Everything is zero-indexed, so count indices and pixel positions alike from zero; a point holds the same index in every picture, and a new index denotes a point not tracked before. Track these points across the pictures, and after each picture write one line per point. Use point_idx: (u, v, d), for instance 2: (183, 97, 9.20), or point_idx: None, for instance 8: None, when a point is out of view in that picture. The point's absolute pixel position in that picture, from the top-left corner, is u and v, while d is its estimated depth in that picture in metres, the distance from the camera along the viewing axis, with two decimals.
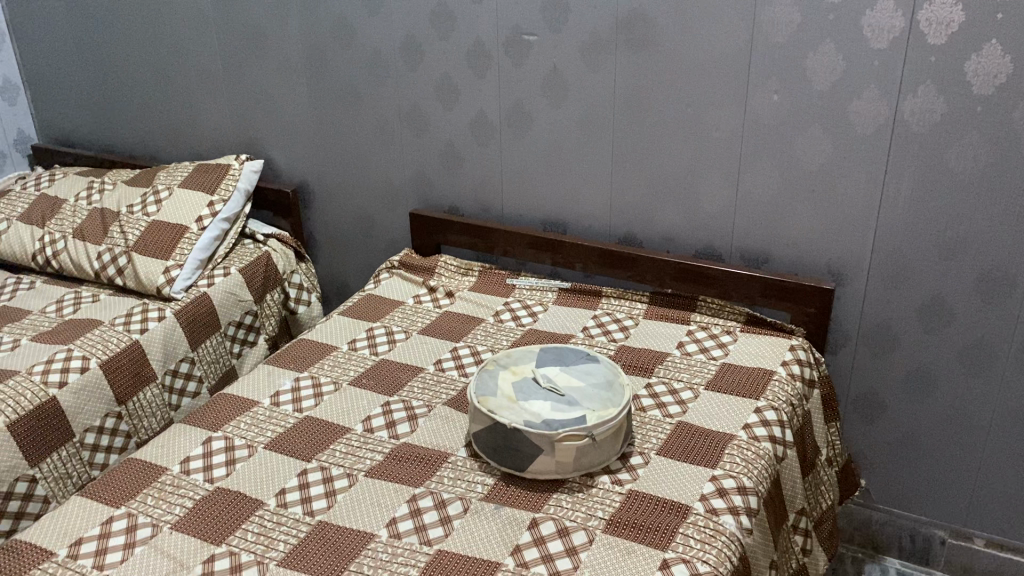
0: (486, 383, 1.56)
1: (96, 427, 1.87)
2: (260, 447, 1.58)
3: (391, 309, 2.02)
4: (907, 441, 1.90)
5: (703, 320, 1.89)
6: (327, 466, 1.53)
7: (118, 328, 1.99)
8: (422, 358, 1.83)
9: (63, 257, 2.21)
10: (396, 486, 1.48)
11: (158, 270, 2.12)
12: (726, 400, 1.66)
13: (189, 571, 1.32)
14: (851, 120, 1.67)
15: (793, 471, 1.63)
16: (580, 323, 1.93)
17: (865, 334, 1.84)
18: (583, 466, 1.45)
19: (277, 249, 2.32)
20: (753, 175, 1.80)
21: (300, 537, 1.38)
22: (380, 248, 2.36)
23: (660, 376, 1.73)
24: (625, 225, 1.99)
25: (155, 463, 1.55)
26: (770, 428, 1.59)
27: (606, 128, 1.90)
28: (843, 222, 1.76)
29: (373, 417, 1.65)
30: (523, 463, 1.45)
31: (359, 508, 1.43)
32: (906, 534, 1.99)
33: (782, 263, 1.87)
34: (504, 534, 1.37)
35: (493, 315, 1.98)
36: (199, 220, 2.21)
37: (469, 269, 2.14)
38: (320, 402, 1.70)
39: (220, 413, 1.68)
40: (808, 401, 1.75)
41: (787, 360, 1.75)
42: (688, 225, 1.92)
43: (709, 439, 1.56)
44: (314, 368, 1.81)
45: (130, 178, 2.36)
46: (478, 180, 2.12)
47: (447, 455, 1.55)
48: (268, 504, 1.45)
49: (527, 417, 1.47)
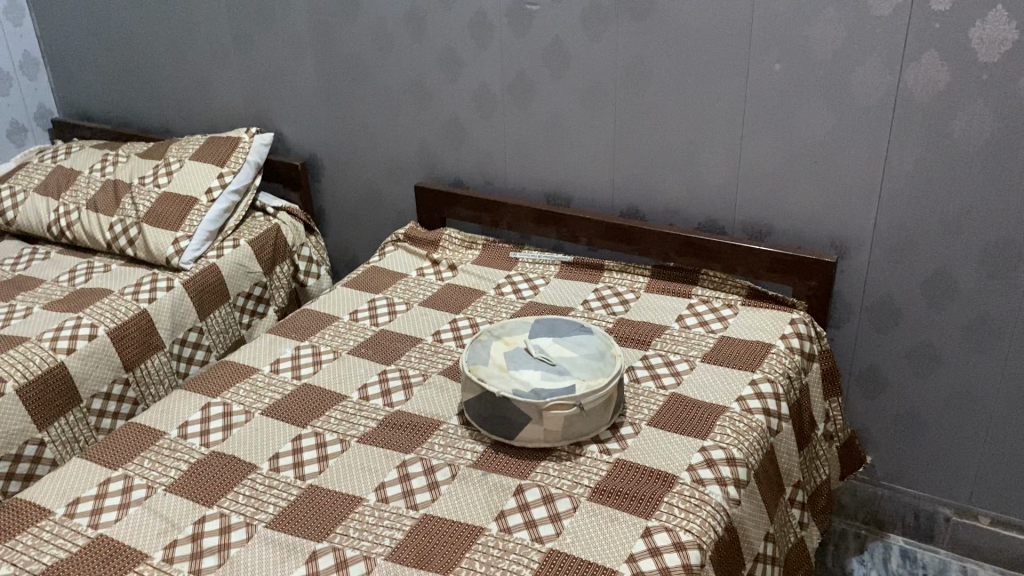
0: (479, 353, 1.57)
1: (104, 393, 1.91)
2: (257, 413, 1.61)
3: (394, 281, 2.04)
4: (910, 418, 1.88)
5: (704, 294, 1.88)
6: (321, 432, 1.55)
7: (127, 298, 2.03)
8: (421, 329, 1.85)
9: (76, 228, 2.26)
10: (387, 451, 1.49)
11: (168, 241, 2.15)
12: (722, 372, 1.65)
13: (181, 531, 1.35)
14: (852, 89, 1.64)
15: (789, 444, 1.62)
16: (581, 296, 1.92)
17: (868, 308, 1.82)
18: (571, 436, 1.46)
19: (286, 222, 2.35)
20: (755, 146, 1.78)
21: (290, 500, 1.40)
22: (387, 220, 2.37)
23: (657, 348, 1.73)
24: (628, 197, 1.98)
25: (154, 427, 1.58)
26: (764, 400, 1.58)
27: (608, 99, 1.89)
28: (845, 194, 1.74)
29: (369, 385, 1.67)
30: (512, 431, 1.46)
31: (350, 472, 1.45)
32: (910, 511, 1.97)
33: (784, 236, 1.85)
34: (491, 499, 1.38)
35: (495, 288, 1.98)
36: (209, 192, 2.24)
37: (473, 242, 2.14)
38: (318, 370, 1.72)
39: (220, 380, 1.71)
40: (806, 375, 1.73)
41: (786, 333, 1.74)
42: (690, 197, 1.90)
43: (702, 410, 1.55)
44: (314, 337, 1.83)
45: (144, 150, 2.40)
46: (482, 153, 2.12)
47: (439, 423, 1.56)
48: (262, 468, 1.47)
49: (517, 385, 1.48)
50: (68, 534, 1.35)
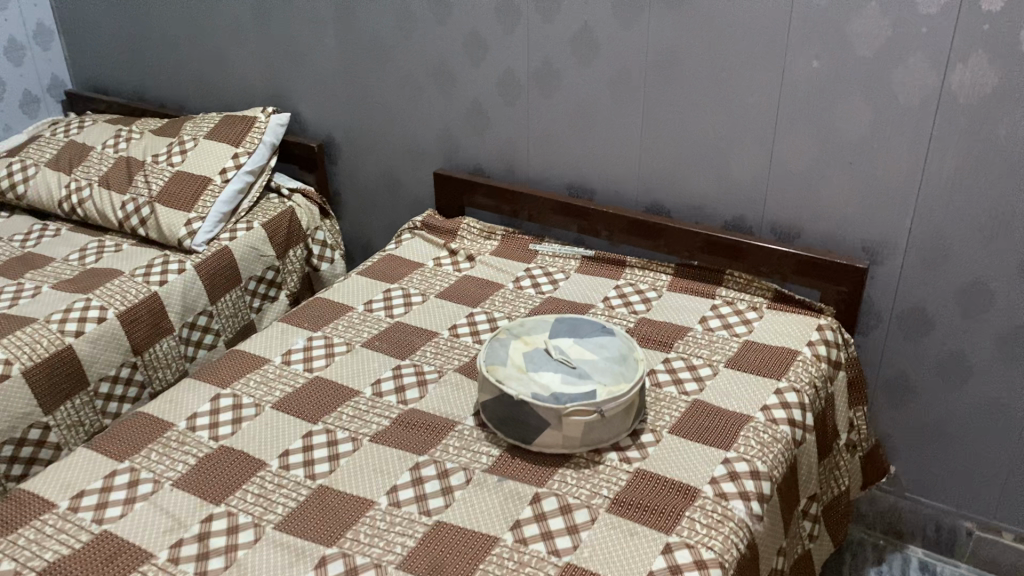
0: (497, 352, 1.52)
1: (111, 377, 1.88)
2: (268, 406, 1.57)
3: (410, 271, 1.99)
4: (937, 429, 1.82)
5: (729, 295, 1.82)
6: (333, 429, 1.51)
7: (137, 280, 1.98)
8: (437, 323, 1.80)
9: (88, 206, 2.21)
10: (400, 452, 1.45)
11: (180, 222, 2.11)
12: (746, 379, 1.60)
13: (187, 529, 1.31)
14: (894, 89, 1.57)
15: (812, 456, 1.57)
16: (602, 293, 1.87)
17: (899, 316, 1.76)
18: (590, 442, 1.42)
19: (301, 204, 2.30)
20: (788, 145, 1.72)
21: (299, 500, 1.36)
22: (404, 206, 2.32)
23: (680, 351, 1.68)
24: (654, 192, 1.92)
25: (162, 418, 1.54)
26: (790, 411, 1.53)
27: (637, 90, 1.82)
28: (881, 198, 1.67)
29: (382, 380, 1.63)
30: (530, 436, 1.42)
31: (361, 473, 1.41)
32: (932, 523, 1.92)
33: (815, 238, 1.79)
34: (506, 507, 1.34)
35: (513, 282, 1.93)
36: (223, 172, 2.19)
37: (492, 232, 2.09)
38: (331, 362, 1.68)
39: (230, 370, 1.66)
40: (833, 384, 1.68)
41: (813, 340, 1.68)
42: (718, 194, 1.85)
43: (726, 419, 1.50)
44: (327, 328, 1.78)
45: (158, 127, 2.34)
46: (504, 141, 2.06)
47: (454, 424, 1.51)
48: (271, 465, 1.43)
49: (536, 389, 1.43)
50: (72, 529, 1.32)
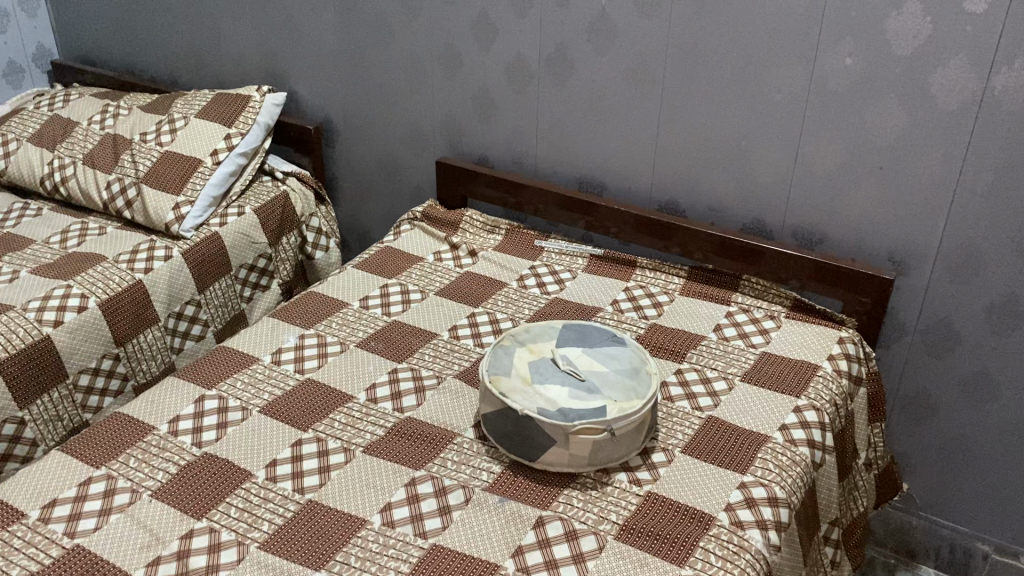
0: (501, 360, 1.43)
1: (91, 369, 1.78)
2: (255, 410, 1.47)
3: (408, 266, 1.89)
4: (957, 448, 1.74)
5: (745, 302, 1.73)
6: (324, 438, 1.42)
7: (121, 266, 1.88)
8: (436, 323, 1.70)
9: (71, 184, 2.10)
10: (396, 466, 1.36)
11: (168, 205, 2.01)
12: (763, 395, 1.51)
13: (165, 546, 1.22)
14: (932, 92, 1.48)
15: (831, 478, 1.49)
16: (610, 296, 1.78)
17: (923, 330, 1.67)
18: (598, 462, 1.33)
19: (296, 189, 2.20)
20: (814, 147, 1.62)
21: (286, 517, 1.27)
22: (404, 194, 2.22)
23: (693, 362, 1.59)
24: (668, 190, 1.83)
25: (142, 420, 1.45)
26: (809, 431, 1.45)
27: (656, 82, 1.72)
28: (911, 206, 1.58)
29: (378, 385, 1.53)
30: (534, 453, 1.33)
31: (353, 488, 1.32)
32: (946, 544, 1.84)
33: (837, 245, 1.70)
34: (507, 531, 1.25)
35: (517, 280, 1.84)
36: (214, 154, 2.08)
37: (495, 226, 1.99)
38: (324, 364, 1.58)
39: (216, 369, 1.57)
40: (852, 401, 1.60)
41: (833, 354, 1.60)
42: (737, 195, 1.75)
43: (742, 440, 1.42)
44: (320, 325, 1.69)
45: (147, 104, 2.23)
46: (511, 131, 1.96)
47: (454, 435, 1.42)
48: (257, 477, 1.34)
49: (541, 403, 1.34)
50: (42, 542, 1.22)
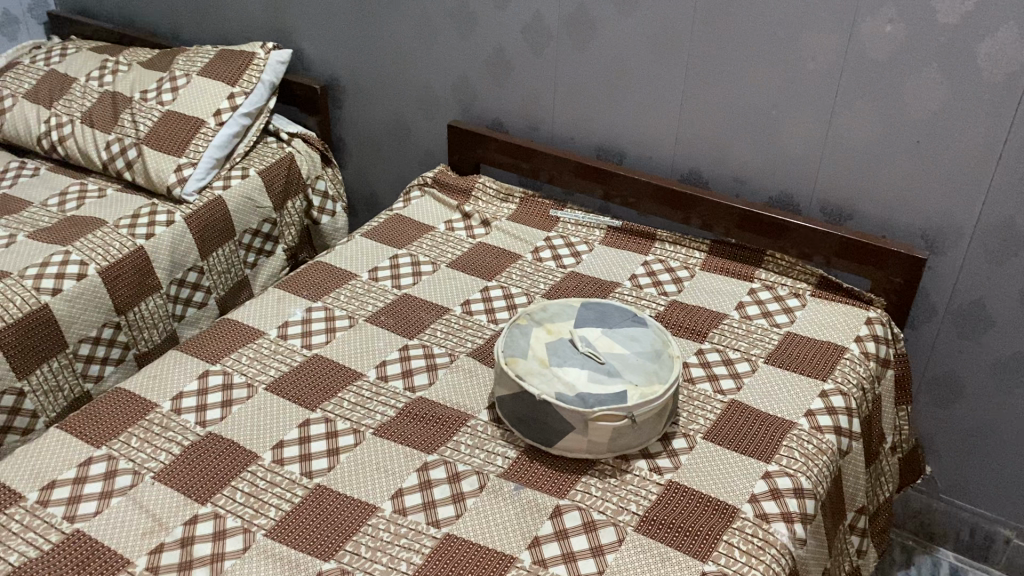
0: (517, 341, 1.37)
1: (91, 338, 1.73)
2: (261, 388, 1.42)
3: (419, 235, 1.82)
4: (983, 431, 1.69)
5: (769, 279, 1.67)
6: (332, 418, 1.37)
7: (121, 232, 1.82)
8: (448, 297, 1.64)
9: (69, 144, 2.03)
10: (407, 450, 1.31)
11: (169, 168, 1.93)
12: (788, 378, 1.46)
13: (168, 533, 1.18)
14: (978, 63, 1.39)
15: (857, 465, 1.44)
16: (628, 271, 1.72)
17: (954, 311, 1.61)
18: (617, 448, 1.28)
19: (301, 151, 2.12)
20: (848, 119, 1.55)
21: (293, 503, 1.23)
22: (414, 158, 2.14)
23: (715, 343, 1.53)
24: (691, 160, 1.75)
25: (144, 397, 1.40)
26: (836, 417, 1.39)
27: (682, 46, 1.64)
28: (949, 182, 1.51)
29: (388, 362, 1.48)
30: (551, 439, 1.28)
31: (363, 472, 1.27)
32: (966, 528, 1.80)
33: (868, 221, 1.63)
34: (523, 521, 1.20)
35: (532, 252, 1.77)
36: (217, 114, 2.00)
37: (509, 194, 1.92)
38: (332, 339, 1.53)
39: (220, 344, 1.51)
40: (879, 384, 1.54)
41: (861, 336, 1.54)
42: (764, 166, 1.68)
43: (767, 426, 1.37)
44: (328, 298, 1.63)
45: (147, 60, 2.14)
46: (527, 94, 1.88)
47: (467, 418, 1.37)
48: (264, 459, 1.30)
49: (559, 387, 1.29)
50: (40, 527, 1.18)
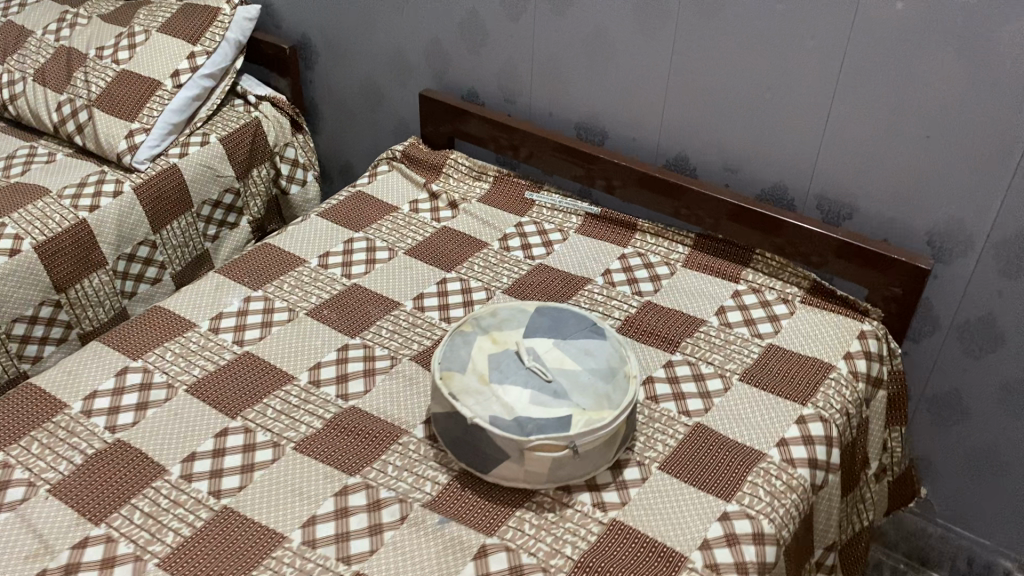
0: (457, 352, 1.23)
1: (28, 318, 1.62)
2: (182, 389, 1.31)
3: (379, 216, 1.68)
4: (987, 457, 1.53)
5: (756, 281, 1.51)
6: (253, 429, 1.25)
7: (64, 203, 1.70)
8: (401, 290, 1.50)
9: (20, 103, 1.90)
10: (328, 470, 1.19)
11: (121, 133, 1.80)
12: (764, 400, 1.30)
13: (53, 558, 1.07)
14: (1000, 49, 1.20)
15: (834, 500, 1.29)
16: (602, 264, 1.57)
17: (960, 326, 1.44)
18: (558, 479, 1.15)
19: (268, 116, 1.98)
20: (850, 108, 1.37)
21: (194, 527, 1.11)
22: (388, 127, 1.99)
23: (687, 354, 1.38)
24: (678, 144, 1.58)
25: (54, 395, 1.29)
26: (811, 448, 1.24)
27: (668, 17, 1.45)
28: (960, 184, 1.33)
29: (323, 364, 1.35)
30: (485, 465, 1.15)
31: (276, 495, 1.16)
32: (964, 555, 1.65)
33: (869, 222, 1.45)
34: (442, 562, 1.08)
35: (499, 240, 1.62)
36: (175, 76, 1.86)
37: (482, 172, 1.77)
38: (266, 335, 1.40)
39: (145, 336, 1.40)
40: (868, 407, 1.38)
41: (851, 353, 1.38)
42: (756, 155, 1.50)
43: (732, 457, 1.22)
44: (269, 287, 1.50)
45: (108, 13, 2.00)
46: (504, 63, 1.71)
47: (400, 434, 1.24)
48: (171, 474, 1.18)
49: (495, 410, 1.15)
50: None
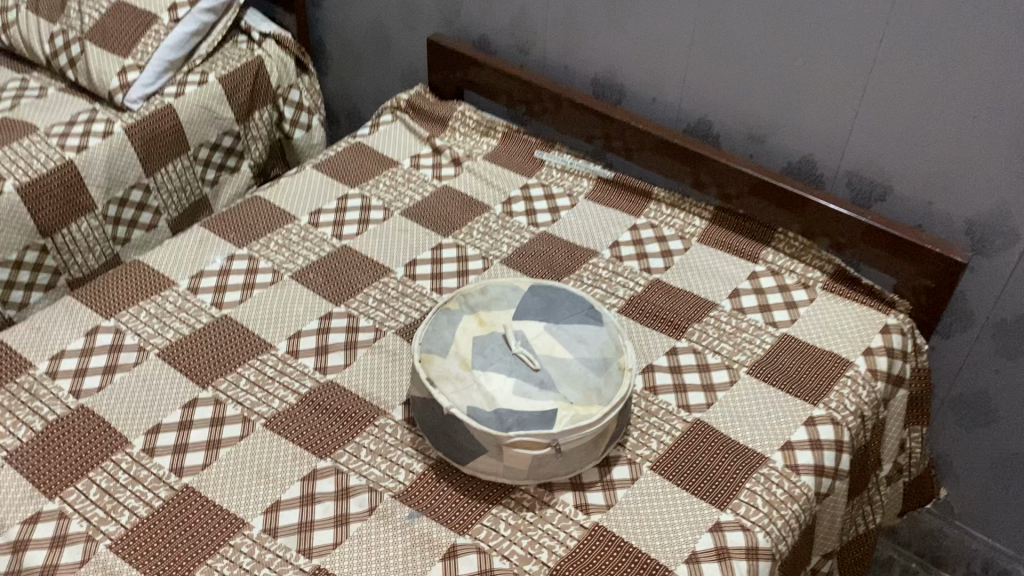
0: (440, 333, 1.14)
1: (12, 263, 1.56)
2: (154, 353, 1.24)
3: (378, 171, 1.58)
4: (1013, 463, 1.43)
5: (776, 263, 1.40)
6: (223, 401, 1.18)
7: (51, 142, 1.62)
8: (393, 255, 1.41)
9: (13, 32, 1.82)
10: (297, 452, 1.12)
11: (113, 70, 1.71)
12: (771, 397, 1.21)
13: (2, 534, 1.02)
14: None
15: (840, 508, 1.20)
16: (610, 236, 1.46)
17: (995, 324, 1.32)
18: (539, 476, 1.07)
19: (272, 55, 1.87)
20: (889, 83, 1.23)
21: (151, 508, 1.05)
22: (398, 72, 1.88)
23: (692, 341, 1.28)
24: (700, 109, 1.46)
25: (21, 354, 1.23)
26: (818, 454, 1.15)
27: None
28: (1007, 172, 1.19)
29: (303, 334, 1.27)
30: (461, 457, 1.07)
31: (240, 477, 1.09)
32: (980, 560, 1.56)
33: (903, 206, 1.33)
34: (408, 561, 1.01)
35: (503, 203, 1.52)
36: (173, 9, 1.75)
37: (491, 128, 1.66)
38: (246, 298, 1.33)
39: (121, 293, 1.33)
40: (886, 408, 1.28)
41: (872, 349, 1.27)
42: (784, 126, 1.38)
43: (731, 460, 1.13)
44: (254, 245, 1.42)
45: None
46: (517, 11, 1.59)
47: (377, 415, 1.17)
48: (133, 447, 1.12)
49: (475, 400, 1.06)
50: None
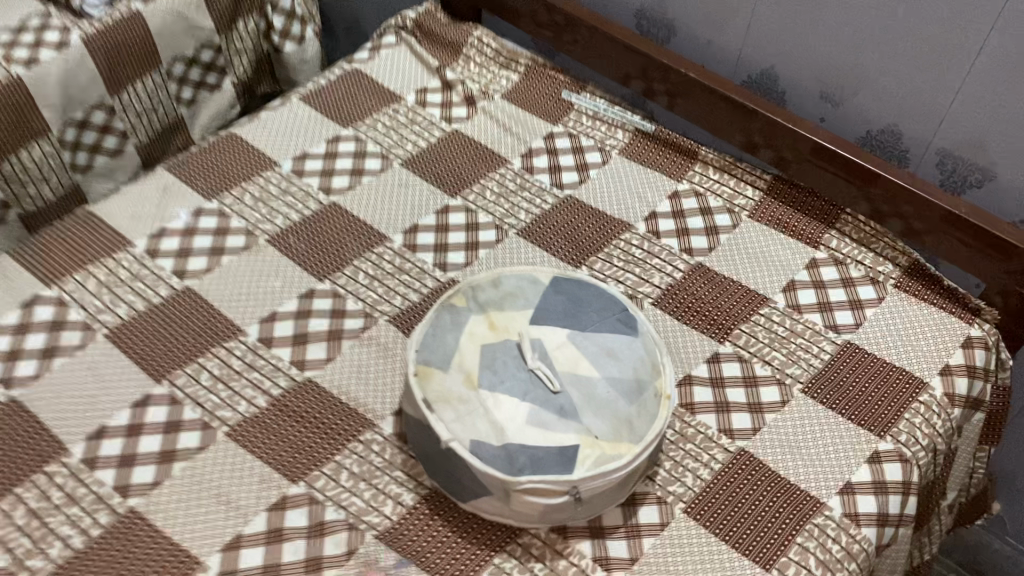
0: (442, 337, 0.94)
1: None
2: (102, 334, 1.05)
3: (376, 109, 1.35)
4: None
5: (841, 250, 1.19)
6: (180, 400, 0.99)
7: None
8: (390, 217, 1.20)
9: None
10: (265, 472, 0.94)
11: None
12: (830, 425, 1.02)
13: None
14: None
15: (899, 555, 1.02)
16: (647, 205, 1.24)
17: None
18: (552, 521, 0.89)
19: None
20: (1010, 50, 0.99)
21: (88, 539, 0.88)
22: None
23: (739, 347, 1.09)
24: (765, 57, 1.22)
25: None
26: (884, 501, 0.96)
27: None
28: None
29: (279, 317, 1.08)
30: (460, 494, 0.89)
31: (196, 503, 0.91)
32: None
33: (1005, 195, 1.10)
34: None
35: (522, 157, 1.30)
36: None
37: (513, 60, 1.43)
38: (215, 267, 1.12)
39: (68, 253, 1.12)
40: (960, 435, 1.09)
41: (951, 368, 1.07)
42: (868, 87, 1.14)
43: (780, 507, 0.95)
44: (227, 197, 1.20)
45: None
46: None
47: (362, 428, 0.98)
48: (71, 457, 0.94)
49: (480, 431, 0.87)
50: None
